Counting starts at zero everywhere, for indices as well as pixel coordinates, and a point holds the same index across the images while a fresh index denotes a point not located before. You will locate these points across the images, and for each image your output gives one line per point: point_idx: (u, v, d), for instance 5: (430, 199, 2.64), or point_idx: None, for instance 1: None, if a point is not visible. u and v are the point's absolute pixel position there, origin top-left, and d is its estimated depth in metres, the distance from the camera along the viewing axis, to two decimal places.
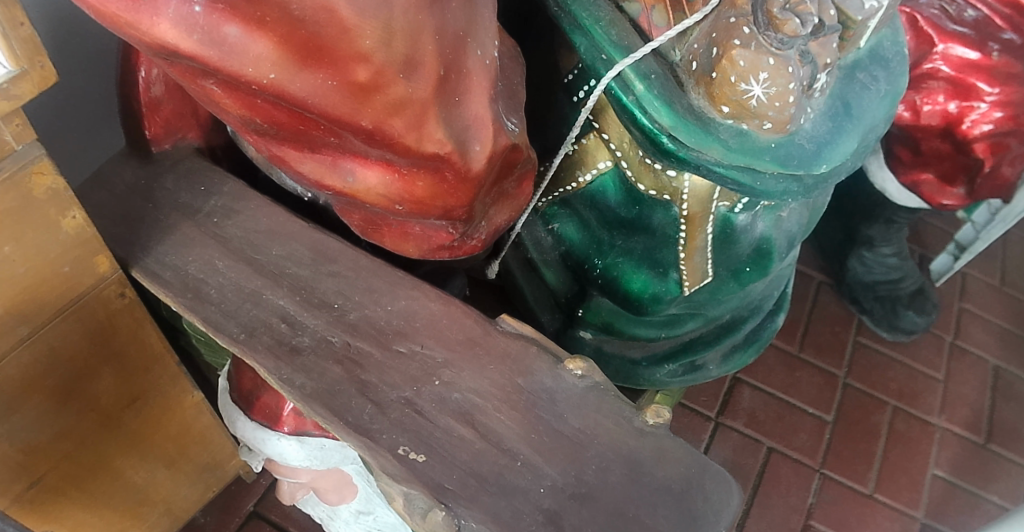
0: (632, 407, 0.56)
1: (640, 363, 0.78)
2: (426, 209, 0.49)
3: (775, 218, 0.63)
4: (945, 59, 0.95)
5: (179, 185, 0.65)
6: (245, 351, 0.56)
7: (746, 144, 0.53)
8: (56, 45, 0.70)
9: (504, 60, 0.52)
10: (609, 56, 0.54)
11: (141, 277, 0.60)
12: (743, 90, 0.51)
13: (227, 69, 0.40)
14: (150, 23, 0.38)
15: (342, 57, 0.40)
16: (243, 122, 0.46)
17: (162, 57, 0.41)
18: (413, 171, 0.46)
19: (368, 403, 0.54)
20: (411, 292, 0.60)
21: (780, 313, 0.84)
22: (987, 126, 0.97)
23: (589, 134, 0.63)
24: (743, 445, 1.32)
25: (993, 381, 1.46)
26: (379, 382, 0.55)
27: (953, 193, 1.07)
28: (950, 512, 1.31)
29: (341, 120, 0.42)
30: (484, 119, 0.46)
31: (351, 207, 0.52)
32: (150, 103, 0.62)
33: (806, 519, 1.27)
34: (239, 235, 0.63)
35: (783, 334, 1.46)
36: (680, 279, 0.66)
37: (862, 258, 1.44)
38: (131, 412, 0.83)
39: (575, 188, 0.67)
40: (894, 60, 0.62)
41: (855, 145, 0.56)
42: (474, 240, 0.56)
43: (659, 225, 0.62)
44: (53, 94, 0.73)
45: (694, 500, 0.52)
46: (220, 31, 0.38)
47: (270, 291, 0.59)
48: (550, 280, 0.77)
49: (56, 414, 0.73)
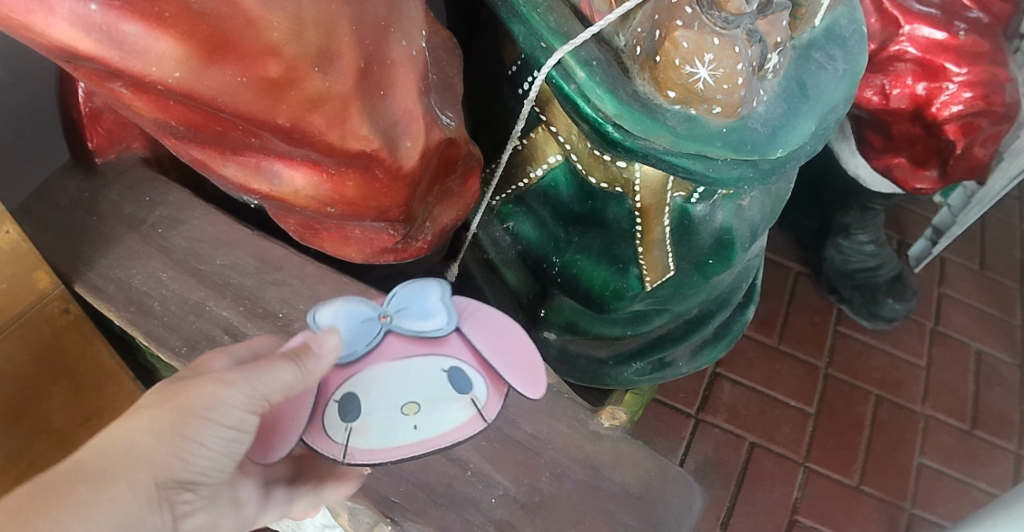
0: (588, 409, 0.53)
1: (607, 362, 0.76)
2: (360, 210, 0.47)
3: (736, 207, 0.61)
4: (912, 40, 0.93)
5: (124, 195, 0.62)
6: (187, 365, 0.54)
7: (695, 129, 0.51)
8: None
9: (439, 51, 0.49)
10: (549, 43, 0.52)
11: (85, 292, 0.58)
12: (689, 73, 0.49)
13: (130, 70, 0.37)
14: (45, 24, 0.36)
15: (250, 52, 0.38)
16: (159, 125, 0.43)
17: (64, 60, 0.39)
18: (341, 170, 0.44)
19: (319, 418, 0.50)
20: (358, 299, 0.58)
21: (750, 305, 0.82)
22: (958, 107, 0.94)
23: (537, 127, 0.60)
24: (725, 441, 1.30)
25: (976, 366, 1.45)
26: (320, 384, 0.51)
27: (927, 176, 1.06)
28: (938, 500, 1.29)
29: (255, 118, 0.40)
30: (414, 113, 0.44)
31: (284, 212, 0.50)
32: (91, 113, 0.59)
33: (792, 515, 1.25)
34: (184, 245, 0.60)
35: (762, 326, 1.44)
36: (641, 274, 0.63)
37: (839, 246, 1.41)
38: (87, 433, 0.79)
39: (527, 184, 0.64)
40: (852, 38, 0.60)
41: (813, 127, 0.54)
42: (419, 242, 0.54)
43: (614, 219, 0.60)
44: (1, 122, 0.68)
45: (654, 506, 0.50)
46: (119, 29, 0.36)
47: (214, 302, 0.57)
48: (511, 281, 0.74)
49: (5, 434, 0.70)
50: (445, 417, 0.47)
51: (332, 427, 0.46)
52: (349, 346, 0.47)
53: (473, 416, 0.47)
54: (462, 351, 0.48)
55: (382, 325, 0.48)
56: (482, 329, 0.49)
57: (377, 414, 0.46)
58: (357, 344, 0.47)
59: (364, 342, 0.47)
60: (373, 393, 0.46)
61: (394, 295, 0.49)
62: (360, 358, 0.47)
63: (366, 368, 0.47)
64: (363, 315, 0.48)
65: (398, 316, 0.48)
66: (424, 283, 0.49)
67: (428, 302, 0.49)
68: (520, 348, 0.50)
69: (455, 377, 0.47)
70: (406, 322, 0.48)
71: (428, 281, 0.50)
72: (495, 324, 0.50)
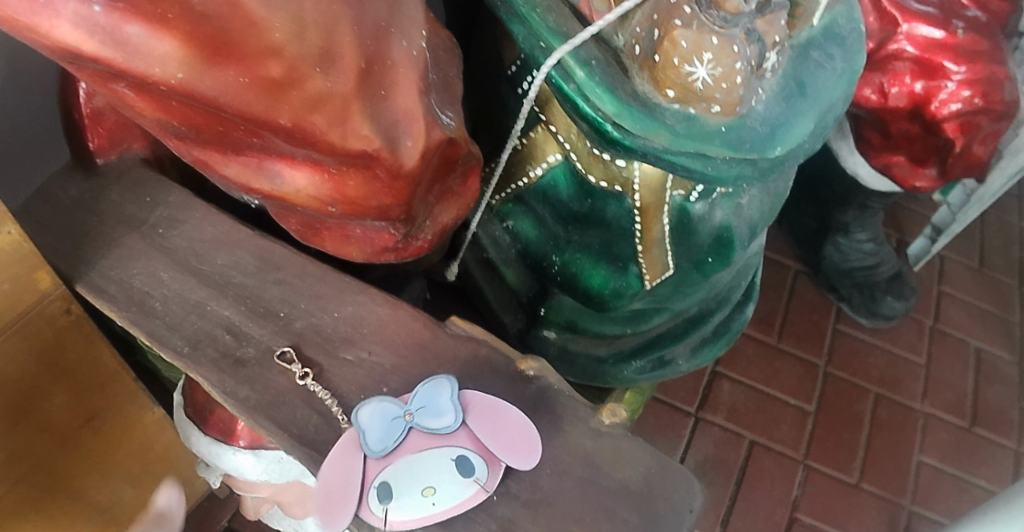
0: (588, 407, 0.53)
1: (607, 361, 0.76)
2: (361, 210, 0.47)
3: (735, 205, 0.61)
4: (910, 39, 0.94)
5: (124, 196, 0.62)
6: (188, 365, 0.54)
7: (694, 128, 0.51)
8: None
9: (439, 52, 0.50)
10: (548, 44, 0.52)
11: (86, 292, 0.58)
12: (688, 72, 0.50)
13: (133, 71, 0.38)
14: (50, 26, 0.37)
15: (252, 52, 0.38)
16: (161, 125, 0.43)
17: (67, 62, 0.39)
18: (342, 170, 0.44)
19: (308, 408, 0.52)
20: (358, 298, 0.58)
21: (749, 303, 0.82)
22: (956, 105, 0.95)
23: (536, 126, 0.61)
24: (725, 440, 1.31)
25: (976, 364, 1.46)
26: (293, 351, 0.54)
27: (925, 174, 1.06)
28: (938, 498, 1.29)
29: (256, 119, 0.40)
30: (414, 113, 0.44)
31: (286, 211, 0.50)
32: (92, 114, 0.59)
33: (792, 513, 1.25)
34: (185, 245, 0.60)
35: (761, 325, 1.44)
36: (641, 273, 0.64)
37: (838, 245, 1.41)
38: (89, 432, 0.81)
39: (527, 183, 0.65)
40: (849, 37, 0.60)
41: (812, 125, 0.54)
42: (420, 240, 0.54)
43: (614, 218, 0.61)
44: (2, 124, 0.68)
45: (654, 502, 0.49)
46: (122, 31, 0.37)
47: (215, 302, 0.57)
48: (511, 280, 0.75)
49: (9, 436, 0.71)
50: (457, 493, 0.47)
51: (372, 507, 0.46)
52: (378, 446, 0.48)
53: (478, 491, 0.47)
54: (469, 439, 0.49)
55: (406, 423, 0.49)
56: (490, 420, 0.50)
57: (402, 493, 0.46)
58: (384, 441, 0.48)
59: (392, 439, 0.48)
60: (404, 481, 0.47)
61: (416, 394, 0.50)
62: (389, 455, 0.48)
63: (396, 461, 0.48)
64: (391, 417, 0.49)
65: (419, 414, 0.49)
66: (438, 380, 0.50)
67: (444, 400, 0.50)
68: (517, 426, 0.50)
69: (464, 464, 0.48)
70: (426, 419, 0.49)
71: (441, 378, 0.51)
72: (501, 412, 0.51)
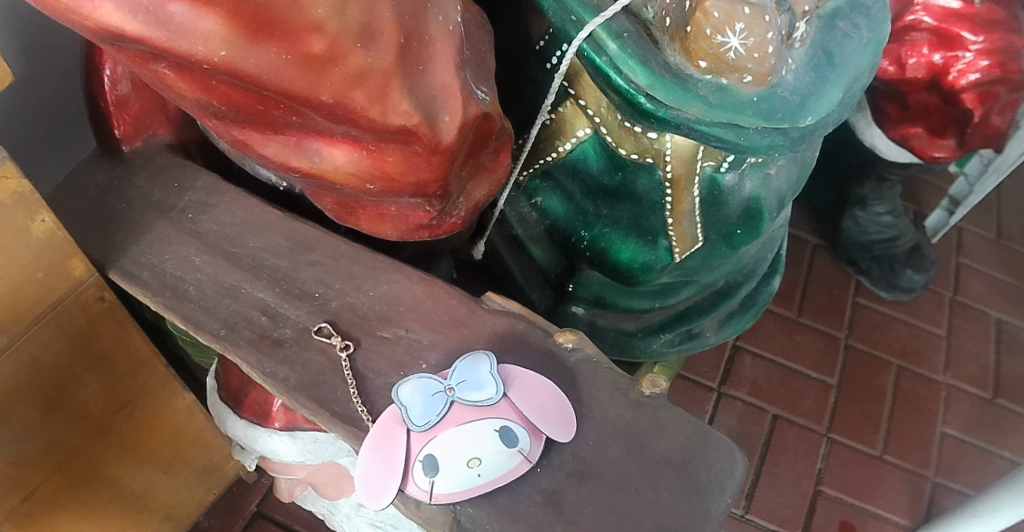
0: (628, 379, 0.54)
1: (636, 334, 0.77)
2: (398, 187, 0.47)
3: (763, 176, 0.61)
4: (927, 10, 0.93)
5: (151, 182, 0.62)
6: (226, 347, 0.54)
7: (726, 99, 0.51)
8: (24, 59, 0.65)
9: (470, 27, 0.49)
10: (579, 17, 0.52)
11: (118, 279, 0.58)
12: (720, 43, 0.49)
13: (176, 50, 0.38)
14: (93, 7, 0.37)
15: (295, 29, 0.39)
16: (201, 105, 0.44)
17: (109, 43, 0.40)
18: (381, 146, 0.44)
19: (347, 382, 0.53)
20: (393, 276, 0.58)
21: (776, 275, 0.84)
22: (975, 75, 0.95)
23: (565, 101, 0.60)
24: (748, 414, 1.31)
25: (996, 335, 1.46)
26: (330, 326, 0.55)
27: (944, 144, 1.05)
28: (962, 468, 1.30)
29: (298, 96, 0.40)
30: (451, 88, 0.44)
31: (322, 190, 0.50)
32: (117, 101, 0.59)
33: (816, 485, 1.26)
34: (216, 229, 0.60)
35: (780, 300, 1.44)
36: (670, 246, 0.64)
37: (856, 218, 1.42)
38: (121, 420, 0.82)
39: (555, 158, 0.64)
40: (874, 7, 0.60)
41: (841, 95, 0.54)
42: (454, 217, 0.54)
43: (644, 191, 0.61)
44: (25, 114, 0.68)
45: (697, 470, 0.50)
46: (166, 9, 0.37)
47: (250, 285, 0.57)
48: (538, 256, 0.75)
49: (45, 424, 0.72)
50: (501, 465, 0.47)
51: (419, 480, 0.47)
52: (420, 420, 0.47)
53: (522, 462, 0.48)
54: (512, 410, 0.49)
55: (447, 398, 0.48)
56: (527, 394, 0.50)
57: (448, 466, 0.47)
58: (427, 415, 0.48)
59: (435, 413, 0.48)
60: (449, 455, 0.47)
61: (455, 370, 0.49)
62: (432, 430, 0.47)
63: (438, 436, 0.47)
64: (432, 392, 0.49)
65: (460, 388, 0.49)
66: (477, 355, 0.50)
67: (483, 374, 0.49)
68: (552, 399, 0.50)
69: (508, 435, 0.48)
70: (468, 392, 0.48)
71: (480, 353, 0.50)
72: (537, 386, 0.51)
